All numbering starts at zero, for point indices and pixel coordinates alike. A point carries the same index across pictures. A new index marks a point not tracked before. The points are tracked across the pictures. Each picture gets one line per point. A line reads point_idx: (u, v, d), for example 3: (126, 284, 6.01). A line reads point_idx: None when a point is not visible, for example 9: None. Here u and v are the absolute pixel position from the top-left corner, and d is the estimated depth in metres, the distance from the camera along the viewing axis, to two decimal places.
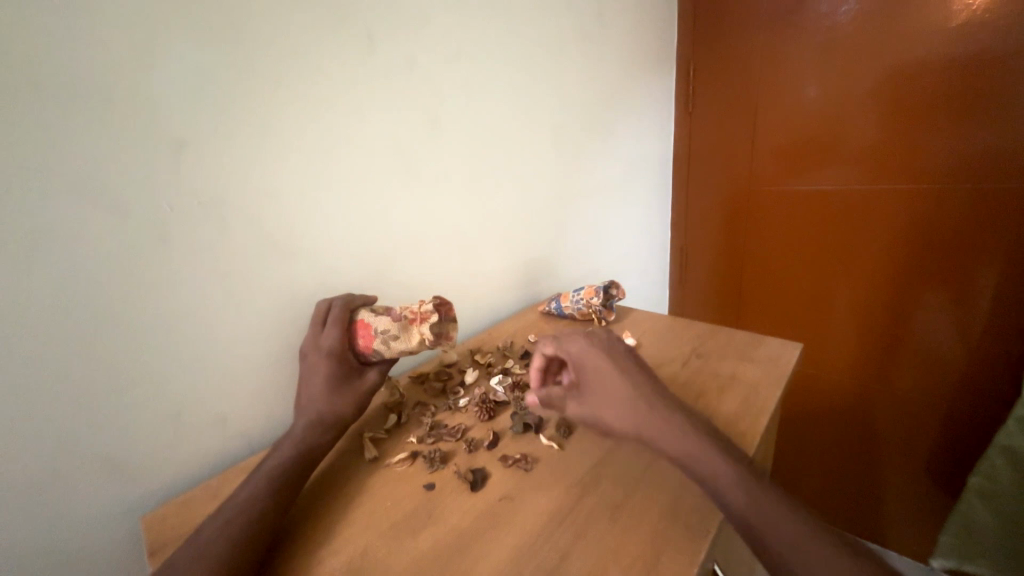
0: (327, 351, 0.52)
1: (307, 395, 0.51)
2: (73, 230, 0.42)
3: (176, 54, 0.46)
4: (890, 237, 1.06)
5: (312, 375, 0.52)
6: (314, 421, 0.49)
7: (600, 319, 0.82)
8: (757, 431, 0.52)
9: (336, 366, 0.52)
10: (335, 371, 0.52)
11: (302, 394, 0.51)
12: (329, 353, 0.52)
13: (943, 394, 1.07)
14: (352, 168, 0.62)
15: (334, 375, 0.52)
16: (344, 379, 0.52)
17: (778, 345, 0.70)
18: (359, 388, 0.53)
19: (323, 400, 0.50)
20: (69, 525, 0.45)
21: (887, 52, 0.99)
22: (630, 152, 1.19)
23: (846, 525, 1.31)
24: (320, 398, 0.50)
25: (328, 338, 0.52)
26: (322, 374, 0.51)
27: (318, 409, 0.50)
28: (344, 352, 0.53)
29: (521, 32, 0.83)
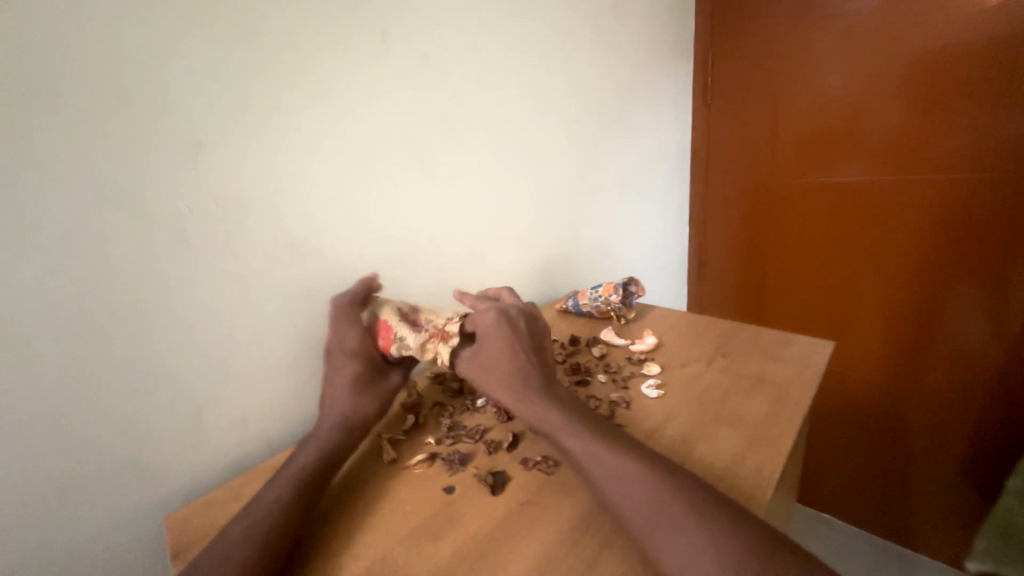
0: (352, 352, 0.52)
1: (332, 396, 0.50)
2: (95, 233, 0.42)
3: (194, 53, 0.45)
4: (920, 229, 1.02)
5: (336, 376, 0.51)
6: (338, 424, 0.48)
7: (618, 317, 0.80)
8: (788, 434, 0.50)
9: (361, 366, 0.51)
10: (360, 372, 0.51)
11: (327, 395, 0.50)
12: (354, 353, 0.52)
13: (978, 393, 1.02)
14: (368, 165, 0.61)
15: (359, 376, 0.51)
16: (369, 380, 0.52)
17: (807, 343, 0.68)
18: (384, 389, 0.52)
19: (349, 402, 0.50)
20: (95, 524, 0.45)
21: (918, 35, 0.95)
22: (647, 145, 1.17)
23: (874, 529, 1.27)
24: (346, 399, 0.50)
25: (351, 337, 0.52)
26: (346, 375, 0.51)
27: (342, 411, 0.49)
28: (367, 352, 0.52)
29: (536, 24, 0.81)
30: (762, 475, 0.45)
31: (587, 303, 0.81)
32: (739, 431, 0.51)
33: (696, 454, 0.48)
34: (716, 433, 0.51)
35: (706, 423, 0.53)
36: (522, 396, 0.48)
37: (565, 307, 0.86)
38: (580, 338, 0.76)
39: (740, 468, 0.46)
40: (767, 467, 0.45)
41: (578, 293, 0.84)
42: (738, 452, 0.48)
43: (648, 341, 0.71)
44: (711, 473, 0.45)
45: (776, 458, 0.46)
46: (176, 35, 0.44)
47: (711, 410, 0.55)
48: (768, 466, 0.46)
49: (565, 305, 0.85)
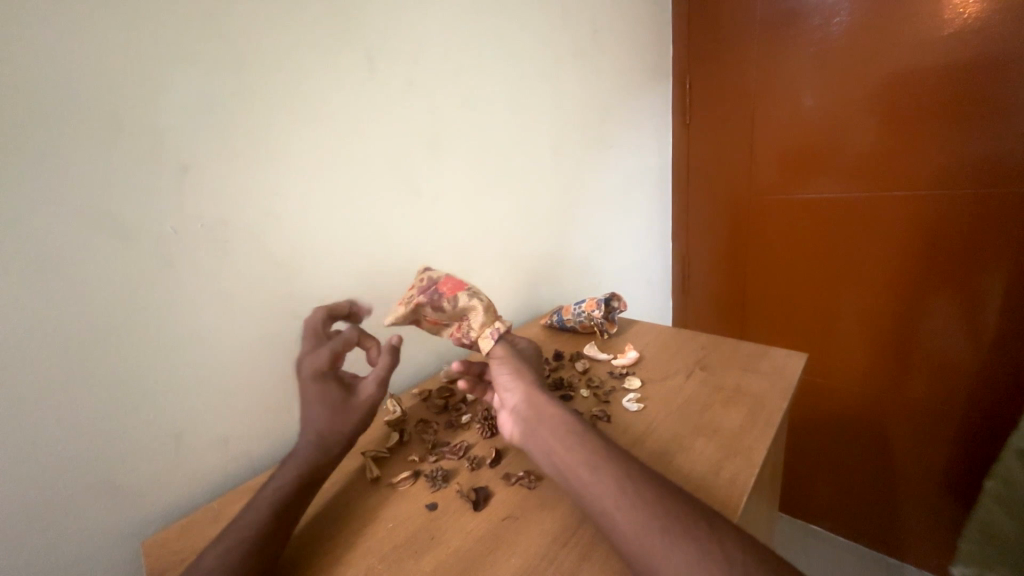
0: (311, 375, 0.50)
1: (307, 415, 0.49)
2: (78, 253, 0.43)
3: (184, 81, 0.47)
4: (891, 243, 1.06)
5: (304, 401, 0.49)
6: (317, 442, 0.47)
7: (602, 332, 0.81)
8: (763, 444, 0.51)
9: (325, 385, 0.50)
10: (326, 391, 0.50)
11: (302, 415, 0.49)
12: (315, 374, 0.50)
13: (956, 401, 1.05)
14: (353, 185, 0.63)
15: (326, 396, 0.49)
16: (338, 399, 0.50)
17: (782, 355, 0.70)
18: (357, 406, 0.50)
19: (324, 420, 0.48)
20: (65, 553, 0.44)
21: (879, 62, 1.01)
22: (628, 164, 1.20)
23: (864, 540, 1.27)
24: (318, 420, 0.48)
25: (314, 359, 0.51)
26: (315, 398, 0.49)
27: (317, 429, 0.48)
28: (328, 371, 0.50)
29: (517, 50, 0.85)
30: (738, 484, 0.46)
31: (571, 318, 0.83)
32: (717, 442, 0.52)
33: (674, 465, 0.49)
34: (694, 444, 0.52)
35: (685, 434, 0.54)
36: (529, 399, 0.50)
37: (550, 322, 0.87)
38: (564, 353, 0.77)
39: (716, 478, 0.47)
40: (742, 476, 0.47)
41: (562, 308, 0.86)
42: (716, 462, 0.49)
43: (630, 355, 0.72)
44: (689, 484, 0.46)
45: (751, 467, 0.48)
46: (166, 63, 0.46)
47: (690, 422, 0.56)
48: (744, 475, 0.47)
49: (549, 320, 0.87)
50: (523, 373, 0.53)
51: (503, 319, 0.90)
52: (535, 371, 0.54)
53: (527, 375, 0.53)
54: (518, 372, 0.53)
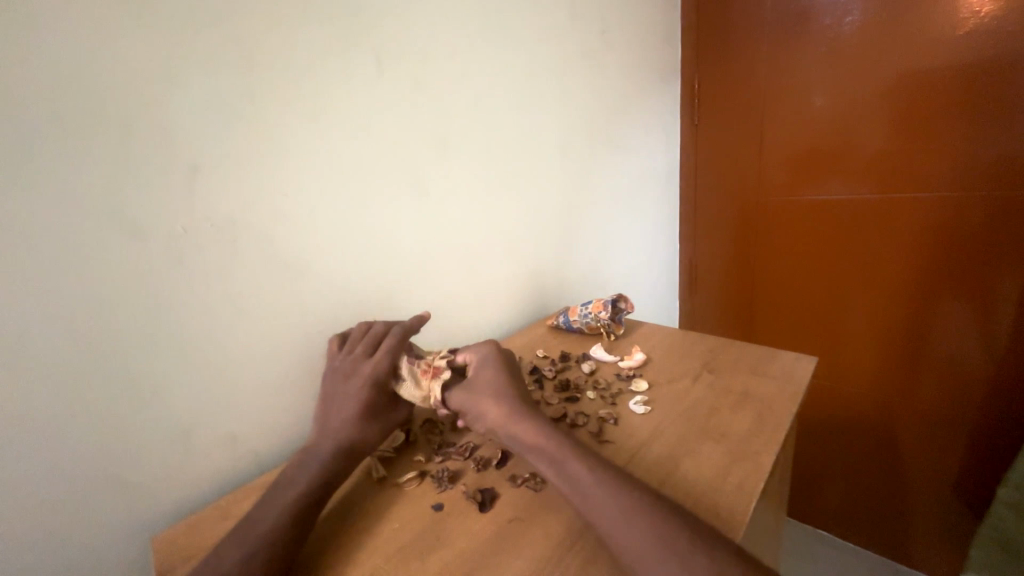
0: (361, 373, 0.51)
1: (335, 419, 0.49)
2: (90, 252, 0.43)
3: (196, 82, 0.48)
4: (902, 246, 1.05)
5: (349, 395, 0.50)
6: (336, 446, 0.48)
7: (609, 333, 0.81)
8: (772, 449, 0.50)
9: (378, 391, 0.51)
10: (374, 396, 0.51)
11: (329, 416, 0.50)
12: (364, 375, 0.51)
13: (968, 407, 1.03)
14: (362, 185, 0.63)
15: (373, 400, 0.51)
16: (380, 407, 0.51)
17: (791, 359, 0.69)
18: (390, 420, 0.52)
19: (353, 427, 0.49)
20: (75, 548, 0.45)
21: (892, 61, 0.99)
22: (636, 164, 1.20)
23: (873, 546, 1.26)
24: (351, 422, 0.49)
25: (376, 364, 0.52)
26: (361, 396, 0.50)
27: (344, 435, 0.49)
28: (387, 380, 0.52)
29: (526, 50, 0.85)
30: (746, 490, 0.45)
31: (578, 319, 0.83)
32: (725, 446, 0.51)
33: (681, 470, 0.49)
34: (701, 449, 0.51)
35: (692, 438, 0.53)
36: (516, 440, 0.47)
37: (557, 323, 0.87)
38: (571, 355, 0.77)
39: (724, 483, 0.46)
40: (750, 481, 0.46)
41: (569, 309, 0.86)
42: (723, 467, 0.49)
43: (637, 357, 0.72)
44: (696, 489, 0.46)
45: (760, 472, 0.47)
46: (177, 64, 0.46)
47: (697, 426, 0.55)
48: (752, 480, 0.46)
49: (556, 321, 0.86)
50: (490, 416, 0.49)
51: (510, 319, 0.90)
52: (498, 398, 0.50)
53: (492, 416, 0.49)
54: (485, 415, 0.49)
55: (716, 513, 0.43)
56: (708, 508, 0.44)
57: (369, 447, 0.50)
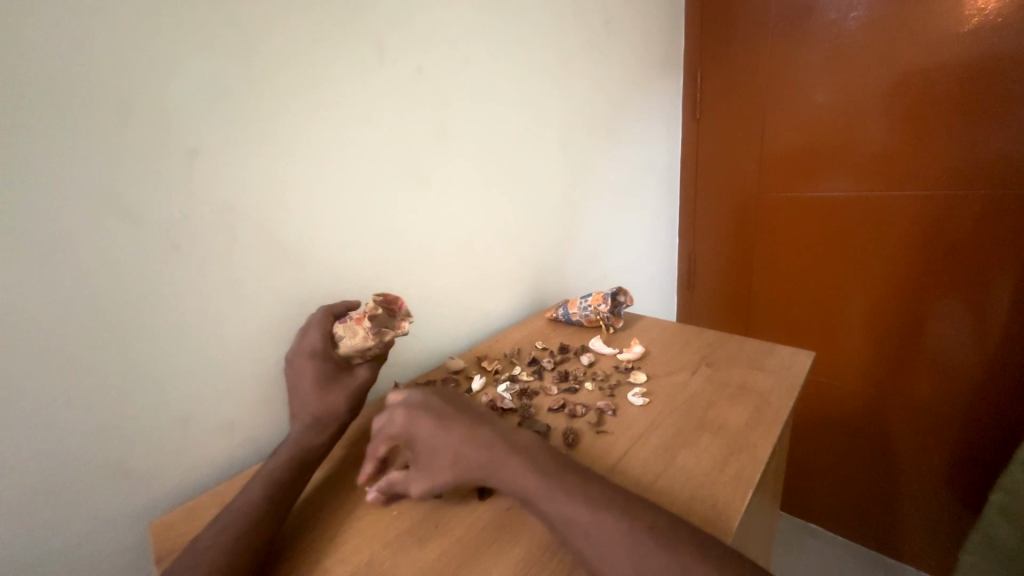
0: (309, 352, 0.53)
1: (298, 399, 0.51)
2: (87, 235, 0.42)
3: (194, 64, 0.47)
4: (900, 243, 1.05)
5: (298, 378, 0.52)
6: (309, 423, 0.50)
7: (608, 326, 0.81)
8: (769, 442, 0.51)
9: (321, 361, 0.52)
10: (320, 367, 0.52)
11: (293, 399, 0.51)
12: (311, 352, 0.53)
13: (960, 404, 1.04)
14: (361, 174, 0.62)
15: (320, 372, 0.52)
16: (331, 376, 0.52)
17: (789, 353, 0.69)
18: (349, 385, 0.53)
19: (316, 401, 0.51)
20: (72, 532, 0.45)
21: (895, 58, 0.99)
22: (637, 158, 1.19)
23: (863, 540, 1.28)
24: (311, 400, 0.51)
25: (311, 338, 0.53)
26: (306, 373, 0.52)
27: (310, 410, 0.50)
28: (326, 349, 0.53)
29: (529, 40, 0.84)
30: (742, 482, 0.46)
31: (577, 312, 0.83)
32: (721, 438, 0.52)
33: (679, 461, 0.49)
34: (698, 441, 0.52)
35: (690, 430, 0.54)
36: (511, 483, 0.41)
37: (556, 316, 0.87)
38: (569, 347, 0.77)
39: (721, 475, 0.47)
40: (747, 474, 0.46)
41: (568, 302, 0.86)
42: (721, 458, 0.49)
43: (636, 350, 0.72)
44: (693, 480, 0.46)
45: (756, 464, 0.48)
46: (175, 46, 0.46)
47: (695, 419, 0.56)
48: (748, 472, 0.47)
49: (555, 313, 0.87)
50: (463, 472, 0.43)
51: (509, 311, 0.90)
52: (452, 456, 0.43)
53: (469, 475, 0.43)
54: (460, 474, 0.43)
55: (713, 504, 0.43)
56: (705, 499, 0.44)
57: None
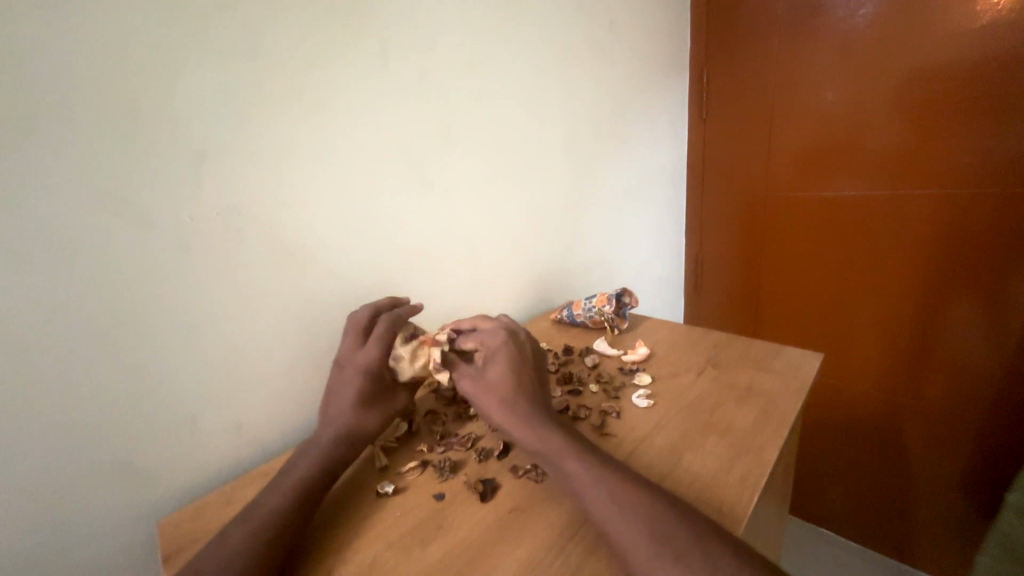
0: (364, 366, 0.52)
1: (336, 406, 0.51)
2: (94, 239, 0.43)
3: (201, 71, 0.48)
4: (914, 242, 1.03)
5: (342, 386, 0.52)
6: (340, 433, 0.49)
7: (612, 328, 0.80)
8: (776, 444, 0.50)
9: (371, 380, 0.52)
10: (368, 386, 0.52)
11: (331, 404, 0.51)
12: (366, 368, 0.52)
13: (976, 408, 1.02)
14: (366, 177, 0.63)
15: (367, 391, 0.52)
16: (377, 395, 0.53)
17: (797, 355, 0.68)
18: (387, 408, 0.53)
19: (354, 416, 0.50)
20: (83, 529, 0.45)
21: (905, 56, 0.97)
22: (643, 159, 1.18)
23: (876, 545, 1.25)
24: (349, 412, 0.50)
25: (366, 354, 0.52)
26: (354, 387, 0.51)
27: (346, 422, 0.50)
28: (380, 369, 0.53)
29: (533, 42, 0.84)
30: (748, 485, 0.45)
31: (581, 313, 0.82)
32: (727, 441, 0.51)
33: (683, 463, 0.49)
34: (703, 443, 0.51)
35: (695, 432, 0.53)
36: (537, 434, 0.45)
37: (560, 317, 0.87)
38: (574, 348, 0.76)
39: (726, 478, 0.46)
40: (752, 476, 0.46)
41: (573, 303, 0.85)
42: (727, 461, 0.48)
43: (640, 351, 0.71)
44: (698, 483, 0.46)
45: (762, 467, 0.47)
46: (183, 53, 0.46)
47: (701, 421, 0.55)
48: (754, 475, 0.46)
49: (559, 315, 0.86)
50: (509, 404, 0.48)
51: (515, 313, 0.90)
52: (510, 391, 0.49)
53: (509, 406, 0.48)
54: (503, 407, 0.48)
55: (718, 506, 0.43)
56: (710, 502, 0.44)
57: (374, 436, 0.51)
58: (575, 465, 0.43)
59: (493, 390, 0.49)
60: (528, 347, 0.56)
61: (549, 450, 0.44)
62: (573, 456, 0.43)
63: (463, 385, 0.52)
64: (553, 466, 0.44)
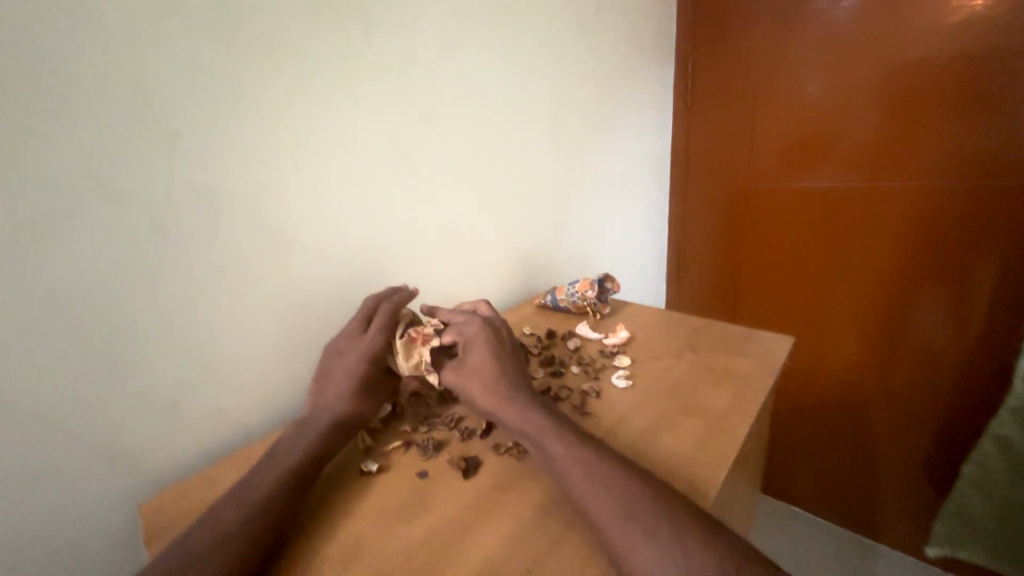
0: (365, 354, 0.53)
1: (332, 393, 0.51)
2: (66, 220, 0.42)
3: (176, 47, 0.46)
4: (887, 233, 1.07)
5: (343, 370, 0.53)
6: (334, 420, 0.49)
7: (595, 313, 0.82)
8: (747, 423, 0.52)
9: (372, 366, 0.53)
10: (369, 372, 0.53)
11: (327, 391, 0.51)
12: (366, 356, 0.53)
13: (937, 392, 1.08)
14: (348, 158, 0.62)
15: (368, 377, 0.53)
16: (374, 383, 0.54)
17: (770, 339, 0.71)
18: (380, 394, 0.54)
19: (350, 402, 0.51)
20: (62, 514, 0.45)
21: (885, 49, 0.99)
22: (628, 146, 1.19)
23: (841, 521, 1.32)
24: (346, 398, 0.51)
25: (370, 339, 0.54)
26: (355, 374, 0.52)
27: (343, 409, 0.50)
28: (381, 357, 0.54)
29: (518, 23, 0.83)
30: (719, 461, 0.47)
31: (565, 298, 0.83)
32: (702, 420, 0.54)
33: (660, 441, 0.51)
34: (679, 423, 0.53)
35: (671, 412, 0.55)
36: (519, 413, 0.47)
37: (544, 302, 0.88)
38: (557, 332, 0.78)
39: (699, 455, 0.48)
40: (724, 454, 0.48)
41: (556, 289, 0.86)
42: (701, 439, 0.51)
43: (622, 336, 0.73)
44: (674, 460, 0.48)
45: (734, 444, 0.49)
46: (156, 27, 0.45)
47: (677, 401, 0.57)
48: (726, 452, 0.48)
49: (543, 300, 0.87)
50: (492, 387, 0.49)
51: (498, 298, 0.91)
52: (491, 374, 0.50)
53: (492, 388, 0.49)
54: (488, 389, 0.49)
55: (691, 482, 0.45)
56: (684, 477, 0.46)
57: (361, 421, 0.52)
58: (556, 443, 0.44)
59: (475, 376, 0.51)
60: (504, 334, 0.58)
61: (532, 428, 0.46)
62: (554, 435, 0.45)
63: (446, 376, 0.53)
64: (536, 446, 0.45)
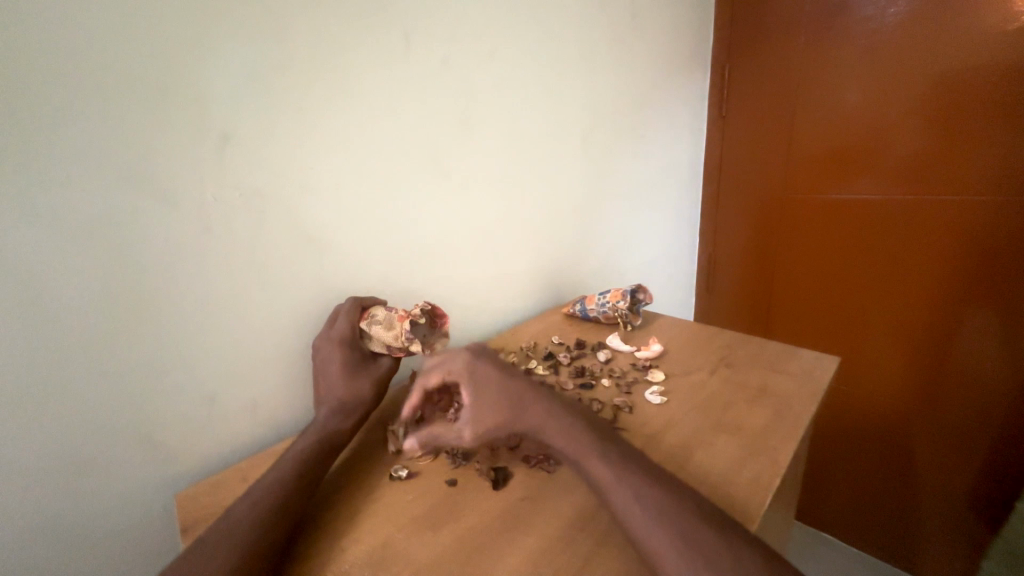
0: (338, 339, 0.55)
1: (326, 385, 0.53)
2: (123, 216, 0.44)
3: (229, 54, 0.48)
4: (932, 249, 1.01)
5: (326, 362, 0.55)
6: (336, 408, 0.51)
7: (625, 323, 0.80)
8: (789, 446, 0.50)
9: (349, 350, 0.55)
10: (348, 356, 0.55)
11: (322, 384, 0.53)
12: (340, 341, 0.55)
13: (987, 421, 1.01)
14: (383, 163, 0.63)
15: (348, 361, 0.54)
16: (359, 365, 0.55)
17: (813, 358, 0.68)
18: (375, 371, 0.55)
19: (344, 387, 0.53)
20: (103, 500, 0.47)
21: (932, 57, 0.95)
22: (660, 155, 1.17)
23: (879, 552, 1.24)
24: (339, 385, 0.53)
25: (340, 327, 0.56)
26: (336, 360, 0.54)
27: (338, 396, 0.52)
28: (354, 340, 0.56)
29: (553, 32, 0.82)
30: (760, 484, 0.45)
31: (594, 308, 0.82)
32: (739, 440, 0.51)
33: (695, 460, 0.49)
34: (716, 441, 0.51)
35: (707, 430, 0.53)
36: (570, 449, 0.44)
37: (573, 311, 0.86)
38: (586, 343, 0.76)
39: (738, 477, 0.46)
40: (765, 476, 0.46)
41: (586, 298, 0.85)
42: (739, 460, 0.48)
43: (654, 349, 0.71)
44: (710, 480, 0.46)
45: (775, 467, 0.47)
46: (210, 34, 0.47)
47: (713, 419, 0.55)
48: (767, 475, 0.46)
49: (572, 309, 0.86)
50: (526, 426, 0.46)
51: (526, 306, 0.90)
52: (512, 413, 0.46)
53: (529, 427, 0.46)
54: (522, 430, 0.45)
55: (730, 504, 0.43)
56: (722, 500, 0.44)
57: (368, 409, 0.53)
58: (598, 465, 0.42)
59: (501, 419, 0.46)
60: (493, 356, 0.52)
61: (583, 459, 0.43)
62: (596, 456, 0.42)
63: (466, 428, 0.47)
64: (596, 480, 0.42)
